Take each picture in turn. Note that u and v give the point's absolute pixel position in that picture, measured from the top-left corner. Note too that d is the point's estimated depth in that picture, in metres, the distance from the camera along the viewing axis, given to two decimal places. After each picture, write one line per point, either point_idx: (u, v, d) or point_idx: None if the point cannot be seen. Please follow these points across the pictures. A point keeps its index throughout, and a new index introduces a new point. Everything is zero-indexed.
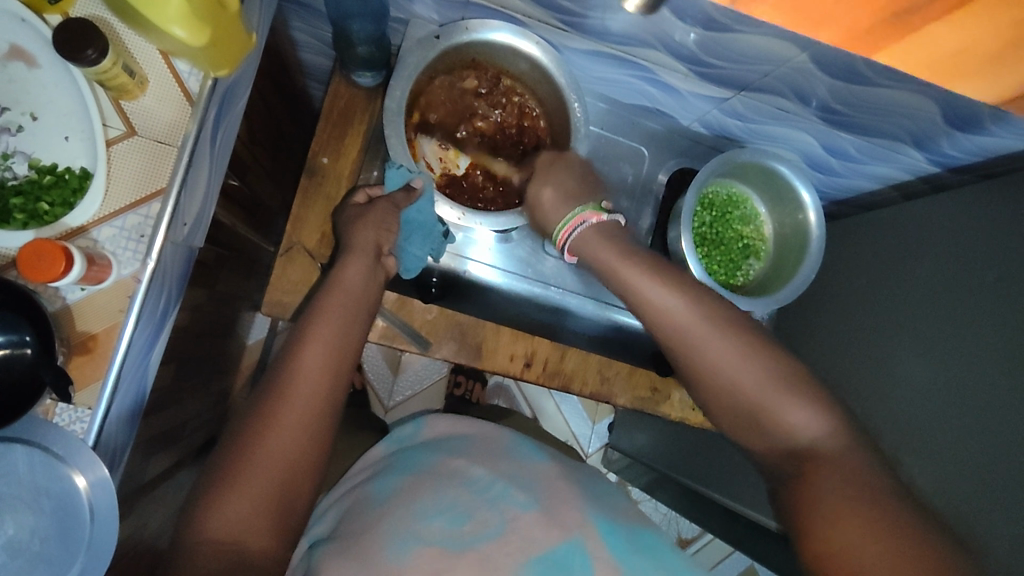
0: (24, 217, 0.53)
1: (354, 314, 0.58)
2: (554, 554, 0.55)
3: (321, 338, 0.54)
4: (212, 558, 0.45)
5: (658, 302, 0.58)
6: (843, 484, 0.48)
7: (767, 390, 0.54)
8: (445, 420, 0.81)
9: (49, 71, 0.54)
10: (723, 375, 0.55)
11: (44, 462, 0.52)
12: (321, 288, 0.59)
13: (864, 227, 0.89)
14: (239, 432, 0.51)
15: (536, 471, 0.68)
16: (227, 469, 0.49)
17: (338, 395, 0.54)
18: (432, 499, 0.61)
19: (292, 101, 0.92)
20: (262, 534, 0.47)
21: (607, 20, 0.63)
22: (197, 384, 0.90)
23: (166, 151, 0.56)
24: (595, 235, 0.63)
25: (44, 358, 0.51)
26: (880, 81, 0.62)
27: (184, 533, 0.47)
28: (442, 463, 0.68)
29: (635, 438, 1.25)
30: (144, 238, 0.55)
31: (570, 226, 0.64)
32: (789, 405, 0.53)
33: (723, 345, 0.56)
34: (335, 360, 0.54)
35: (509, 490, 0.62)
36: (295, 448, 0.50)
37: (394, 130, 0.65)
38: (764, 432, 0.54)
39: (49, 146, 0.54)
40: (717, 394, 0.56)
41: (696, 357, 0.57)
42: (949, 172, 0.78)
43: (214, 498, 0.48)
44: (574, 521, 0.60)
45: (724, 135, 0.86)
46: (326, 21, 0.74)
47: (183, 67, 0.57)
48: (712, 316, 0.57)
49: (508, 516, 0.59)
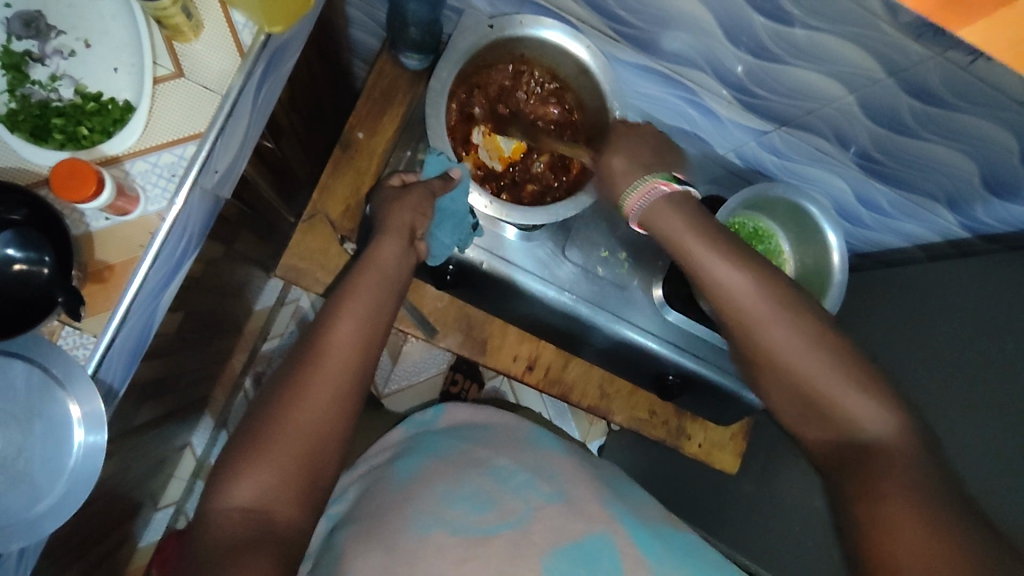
0: (63, 137, 0.53)
1: (386, 291, 0.58)
2: (580, 547, 0.55)
3: (351, 313, 0.55)
4: (240, 524, 0.46)
5: (717, 278, 0.54)
6: (912, 479, 0.44)
7: (829, 381, 0.50)
8: (463, 408, 0.86)
9: (109, 3, 0.55)
10: (785, 360, 0.51)
11: (42, 382, 0.52)
12: (354, 265, 0.59)
13: (885, 284, 0.88)
14: (270, 406, 0.51)
15: (553, 463, 0.71)
16: (254, 438, 0.49)
17: (368, 370, 0.55)
18: (456, 485, 0.62)
19: (336, 75, 0.93)
20: (289, 505, 0.48)
21: (662, 35, 0.63)
22: (198, 337, 0.90)
23: (209, 97, 0.57)
24: (670, 204, 0.57)
25: (61, 277, 0.51)
26: (927, 135, 0.63)
27: (209, 498, 0.49)
28: (466, 451, 0.71)
29: (627, 465, 1.23)
30: (175, 178, 0.56)
31: (641, 192, 0.58)
32: (851, 397, 0.49)
33: (791, 334, 0.52)
34: (366, 338, 0.54)
35: (533, 481, 0.64)
36: (323, 421, 0.51)
37: (435, 111, 0.65)
38: (794, 425, 0.53)
39: (98, 75, 0.55)
40: (782, 385, 0.52)
41: (759, 341, 0.53)
42: (979, 239, 0.76)
43: (242, 465, 0.48)
44: (601, 517, 0.59)
45: (758, 168, 0.85)
46: (382, 0, 0.75)
47: (239, 19, 0.57)
48: (775, 292, 0.52)
49: (533, 505, 0.60)
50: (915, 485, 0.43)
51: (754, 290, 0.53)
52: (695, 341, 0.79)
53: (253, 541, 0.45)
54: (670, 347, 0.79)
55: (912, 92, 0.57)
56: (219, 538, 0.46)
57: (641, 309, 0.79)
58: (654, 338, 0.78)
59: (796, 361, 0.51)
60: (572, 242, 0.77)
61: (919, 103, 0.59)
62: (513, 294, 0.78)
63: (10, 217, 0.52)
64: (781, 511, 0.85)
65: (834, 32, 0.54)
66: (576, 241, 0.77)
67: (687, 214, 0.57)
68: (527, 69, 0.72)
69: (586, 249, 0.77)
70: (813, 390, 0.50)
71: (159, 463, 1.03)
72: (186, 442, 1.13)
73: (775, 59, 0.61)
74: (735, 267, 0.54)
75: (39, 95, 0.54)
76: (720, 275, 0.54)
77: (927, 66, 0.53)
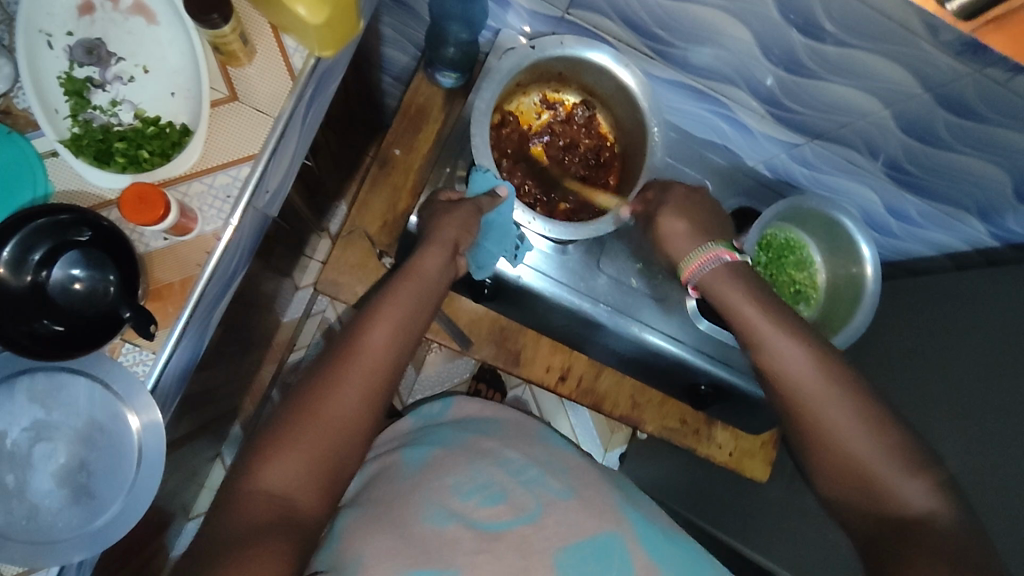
0: (124, 161, 0.55)
1: (422, 298, 0.59)
2: (594, 542, 0.56)
3: (389, 317, 0.56)
4: (263, 507, 0.47)
5: (776, 354, 0.57)
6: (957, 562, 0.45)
7: (879, 462, 0.52)
8: (474, 403, 0.87)
9: (166, 29, 0.57)
10: (839, 438, 0.53)
11: (103, 397, 0.54)
12: (397, 271, 0.61)
13: (910, 292, 0.89)
14: (299, 396, 0.52)
15: (566, 460, 0.71)
16: (283, 425, 0.50)
17: (398, 372, 0.56)
18: (469, 477, 0.63)
19: (366, 90, 0.95)
20: (310, 494, 0.49)
21: (697, 52, 0.65)
22: (234, 351, 0.92)
23: (262, 119, 0.58)
24: (729, 272, 0.62)
25: (127, 296, 0.52)
26: (961, 147, 0.64)
27: (233, 481, 0.49)
28: (474, 442, 0.72)
29: (650, 472, 1.25)
30: (230, 199, 0.57)
31: (701, 260, 0.63)
32: (905, 484, 0.51)
33: (845, 413, 0.53)
34: (398, 343, 0.56)
35: (544, 477, 0.64)
36: (354, 417, 0.52)
37: (479, 130, 0.66)
38: (835, 498, 0.54)
39: (156, 100, 0.57)
40: (824, 457, 0.54)
41: (816, 419, 0.54)
42: (1008, 248, 0.77)
43: (271, 451, 0.49)
44: (612, 515, 0.60)
45: (788, 180, 0.86)
46: (418, 21, 0.77)
47: (290, 44, 0.59)
48: (836, 376, 0.55)
49: (544, 501, 0.59)
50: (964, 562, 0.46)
51: (813, 366, 0.55)
52: (726, 351, 0.80)
53: (274, 523, 0.46)
54: (701, 357, 0.80)
55: (949, 107, 0.59)
56: (242, 517, 0.46)
57: (673, 319, 0.80)
58: (685, 347, 0.79)
59: (848, 440, 0.53)
60: (606, 255, 0.78)
61: (954, 117, 0.60)
62: (547, 306, 0.79)
63: (76, 237, 0.53)
64: (812, 519, 0.85)
65: (870, 49, 0.55)
66: (609, 254, 0.78)
67: (751, 287, 0.61)
68: (555, 84, 0.75)
69: (620, 262, 0.78)
70: (867, 472, 0.52)
71: (192, 473, 1.04)
72: (217, 453, 1.15)
73: (811, 75, 0.62)
74: (798, 346, 0.56)
75: (100, 120, 0.56)
76: (787, 354, 0.56)
77: (964, 82, 0.54)
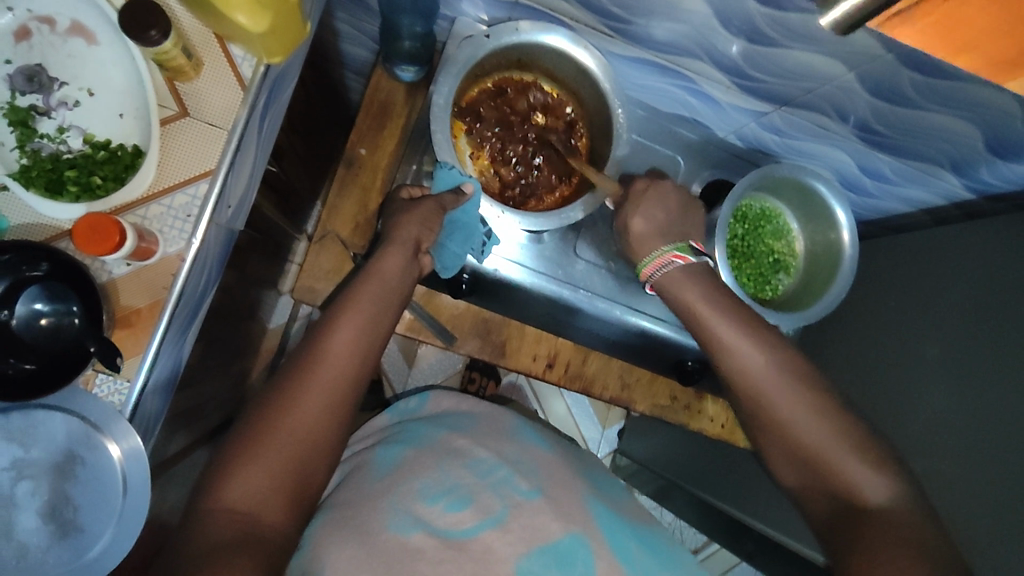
0: (77, 189, 0.54)
1: (385, 302, 0.58)
2: (556, 546, 0.57)
3: (352, 325, 0.55)
4: (226, 525, 0.46)
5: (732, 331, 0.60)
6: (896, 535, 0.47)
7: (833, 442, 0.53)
8: (450, 396, 0.86)
9: (107, 49, 0.55)
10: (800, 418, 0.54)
11: (80, 429, 0.54)
12: (358, 275, 0.60)
13: (891, 251, 0.89)
14: (263, 410, 0.51)
15: (536, 456, 0.71)
16: (250, 439, 0.50)
17: (363, 380, 0.55)
18: (436, 478, 0.62)
19: (328, 90, 0.93)
20: (276, 510, 0.48)
21: (655, 27, 0.63)
22: (219, 365, 0.91)
23: (216, 133, 0.57)
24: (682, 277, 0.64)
25: (91, 329, 0.52)
26: (930, 105, 0.63)
27: (199, 498, 0.48)
28: (445, 440, 0.71)
29: (649, 447, 1.26)
30: (190, 218, 0.56)
31: (655, 264, 0.65)
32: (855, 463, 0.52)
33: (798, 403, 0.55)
34: (363, 350, 0.55)
35: (513, 477, 0.64)
36: (319, 426, 0.51)
37: (440, 126, 0.65)
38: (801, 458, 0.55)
39: (105, 122, 0.56)
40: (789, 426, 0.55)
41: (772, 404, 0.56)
42: (984, 199, 0.77)
43: (234, 467, 0.48)
44: (578, 518, 0.61)
45: (759, 148, 0.85)
46: (371, 15, 0.75)
47: (238, 53, 0.57)
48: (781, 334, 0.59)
49: (511, 502, 0.60)
50: (904, 538, 0.46)
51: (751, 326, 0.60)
52: None
53: (237, 542, 0.45)
54: (684, 334, 0.79)
55: (913, 66, 0.58)
56: (205, 534, 0.45)
57: (655, 299, 0.79)
58: (666, 326, 0.79)
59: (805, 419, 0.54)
60: (583, 239, 0.77)
61: (919, 74, 0.59)
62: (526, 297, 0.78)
63: (33, 272, 0.52)
64: None
65: None
66: (586, 238, 0.77)
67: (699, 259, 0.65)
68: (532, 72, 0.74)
69: (597, 245, 0.78)
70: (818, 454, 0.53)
71: None
72: None
73: (772, 43, 0.61)
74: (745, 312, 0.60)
75: (48, 148, 0.54)
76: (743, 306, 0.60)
77: None
